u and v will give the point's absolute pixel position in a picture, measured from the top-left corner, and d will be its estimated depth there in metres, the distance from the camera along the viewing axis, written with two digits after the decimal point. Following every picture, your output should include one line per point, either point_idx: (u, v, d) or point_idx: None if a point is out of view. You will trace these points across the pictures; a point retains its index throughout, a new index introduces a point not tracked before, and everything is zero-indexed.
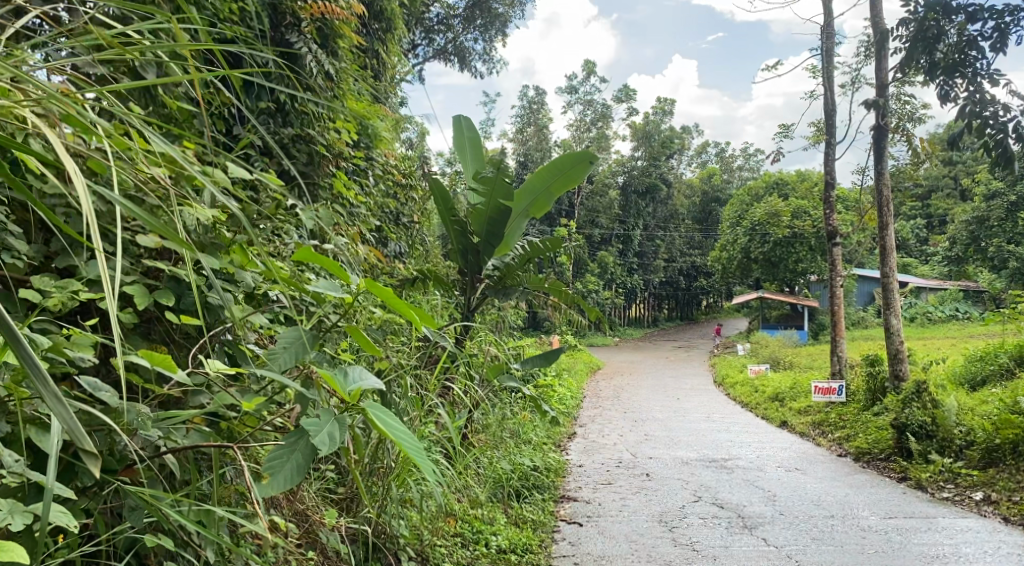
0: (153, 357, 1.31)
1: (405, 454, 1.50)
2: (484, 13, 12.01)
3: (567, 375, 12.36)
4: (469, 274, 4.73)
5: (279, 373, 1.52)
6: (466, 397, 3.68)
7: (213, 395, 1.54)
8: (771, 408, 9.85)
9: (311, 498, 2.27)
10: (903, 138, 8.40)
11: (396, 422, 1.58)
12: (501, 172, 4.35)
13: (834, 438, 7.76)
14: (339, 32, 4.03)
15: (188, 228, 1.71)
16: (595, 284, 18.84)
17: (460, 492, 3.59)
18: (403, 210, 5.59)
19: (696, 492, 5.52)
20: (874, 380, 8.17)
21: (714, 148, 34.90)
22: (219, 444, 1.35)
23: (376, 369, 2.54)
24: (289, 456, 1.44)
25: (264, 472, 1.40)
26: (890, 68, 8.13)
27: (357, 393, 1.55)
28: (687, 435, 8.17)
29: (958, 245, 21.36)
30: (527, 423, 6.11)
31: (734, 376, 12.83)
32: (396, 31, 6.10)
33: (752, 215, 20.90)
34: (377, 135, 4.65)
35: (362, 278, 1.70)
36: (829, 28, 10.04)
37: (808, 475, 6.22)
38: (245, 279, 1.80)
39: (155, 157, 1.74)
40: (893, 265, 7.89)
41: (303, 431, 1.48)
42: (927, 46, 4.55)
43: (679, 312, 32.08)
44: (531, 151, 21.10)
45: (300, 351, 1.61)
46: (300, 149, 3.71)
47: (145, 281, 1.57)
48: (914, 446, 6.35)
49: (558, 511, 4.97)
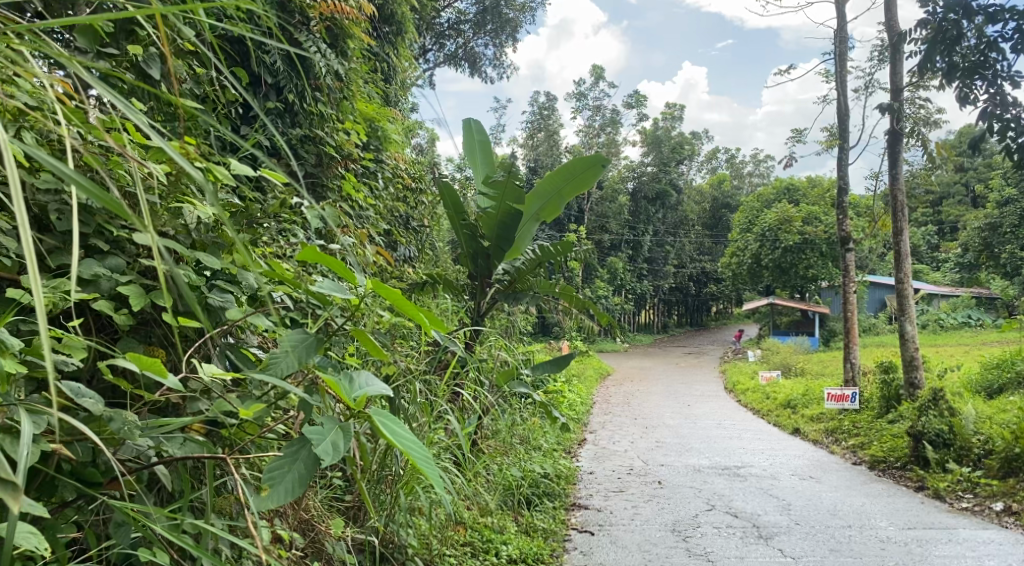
0: (141, 361, 1.24)
1: (414, 464, 1.43)
2: (495, 17, 11.90)
3: (577, 381, 12.25)
4: (479, 278, 4.68)
5: (281, 378, 1.45)
6: (476, 403, 3.61)
7: (211, 402, 1.48)
8: (783, 415, 9.72)
9: (317, 508, 2.22)
10: (919, 143, 8.28)
11: (403, 431, 1.51)
12: (512, 176, 4.28)
13: (849, 446, 7.62)
14: (348, 32, 3.97)
15: (187, 228, 1.69)
16: (605, 289, 18.73)
17: (469, 499, 3.50)
18: (413, 214, 5.52)
19: (709, 501, 5.41)
20: (889, 387, 8.07)
21: (724, 154, 34.76)
22: (213, 455, 1.27)
23: (385, 375, 2.50)
24: (291, 466, 1.36)
25: (264, 484, 1.32)
26: (905, 72, 8.02)
27: (363, 400, 1.48)
28: (699, 441, 8.07)
29: (972, 252, 21.13)
30: (537, 430, 6.02)
31: (746, 383, 12.70)
32: (406, 34, 6.05)
33: (763, 220, 20.77)
34: (387, 136, 4.56)
35: (368, 279, 1.63)
36: (843, 32, 9.94)
37: (823, 484, 6.11)
38: (248, 280, 1.73)
39: (154, 152, 1.72)
40: (909, 271, 7.76)
41: (305, 440, 1.40)
42: (947, 47, 4.36)
43: (688, 319, 31.91)
44: (541, 156, 20.96)
45: (303, 355, 1.53)
46: (309, 150, 3.65)
47: (141, 282, 1.51)
48: (931, 455, 6.22)
49: (569, 519, 4.88)
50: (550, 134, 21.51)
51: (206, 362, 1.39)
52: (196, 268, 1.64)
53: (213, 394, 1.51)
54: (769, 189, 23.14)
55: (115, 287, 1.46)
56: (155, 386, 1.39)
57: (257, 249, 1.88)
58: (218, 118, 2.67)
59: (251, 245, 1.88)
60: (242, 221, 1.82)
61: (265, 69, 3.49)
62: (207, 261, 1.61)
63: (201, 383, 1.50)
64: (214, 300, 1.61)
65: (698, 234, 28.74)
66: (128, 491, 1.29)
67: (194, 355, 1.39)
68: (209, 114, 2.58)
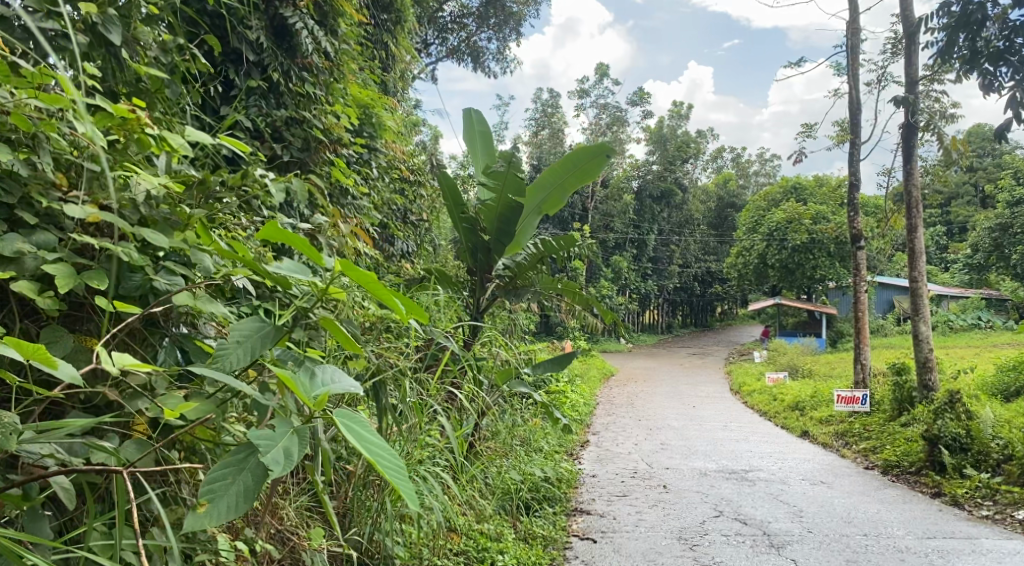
0: (25, 350, 1.06)
1: (385, 477, 1.26)
2: (498, 11, 11.68)
3: (580, 381, 12.02)
4: (479, 273, 4.41)
5: (228, 376, 1.27)
6: (472, 404, 3.40)
7: (151, 400, 1.31)
8: (791, 417, 9.48)
9: (295, 516, 2.03)
10: (934, 136, 7.98)
11: (370, 437, 1.34)
12: (512, 166, 4.13)
13: (860, 450, 7.38)
14: (340, 9, 3.78)
15: (135, 202, 1.47)
16: (609, 287, 18.47)
17: (463, 505, 3.28)
18: (411, 208, 5.31)
19: (717, 507, 5.19)
20: (902, 389, 7.83)
21: (730, 153, 34.50)
22: (104, 469, 1.08)
23: (372, 371, 2.30)
24: (235, 478, 1.18)
25: (200, 499, 1.13)
26: (920, 64, 7.77)
27: (324, 400, 1.31)
28: (705, 444, 7.84)
29: (981, 253, 20.81)
30: (538, 431, 5.82)
31: (752, 384, 12.47)
32: (405, 22, 5.83)
33: (770, 219, 20.47)
34: (382, 123, 4.24)
35: (335, 261, 1.47)
36: (855, 24, 9.68)
37: (835, 489, 5.90)
38: (204, 261, 1.53)
39: (96, 114, 1.51)
40: (924, 269, 7.51)
41: (253, 447, 1.21)
42: (970, 31, 3.82)
43: (694, 320, 31.59)
44: (546, 153, 20.68)
45: (257, 347, 1.34)
46: (295, 133, 3.42)
47: (72, 260, 1.31)
48: (947, 459, 5.98)
49: (571, 525, 4.66)
50: (554, 132, 21.25)
51: (118, 354, 1.20)
52: (143, 246, 1.43)
53: (157, 390, 1.34)
54: (776, 188, 22.84)
55: (40, 267, 1.26)
56: (61, 384, 1.22)
57: (216, 230, 1.68)
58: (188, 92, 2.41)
59: (209, 224, 1.68)
60: (199, 195, 1.63)
61: (248, 45, 3.28)
62: (153, 240, 1.42)
63: (141, 378, 1.33)
64: (160, 283, 1.42)
65: (704, 233, 28.39)
66: (15, 511, 1.12)
67: (101, 347, 1.20)
68: (178, 85, 2.24)
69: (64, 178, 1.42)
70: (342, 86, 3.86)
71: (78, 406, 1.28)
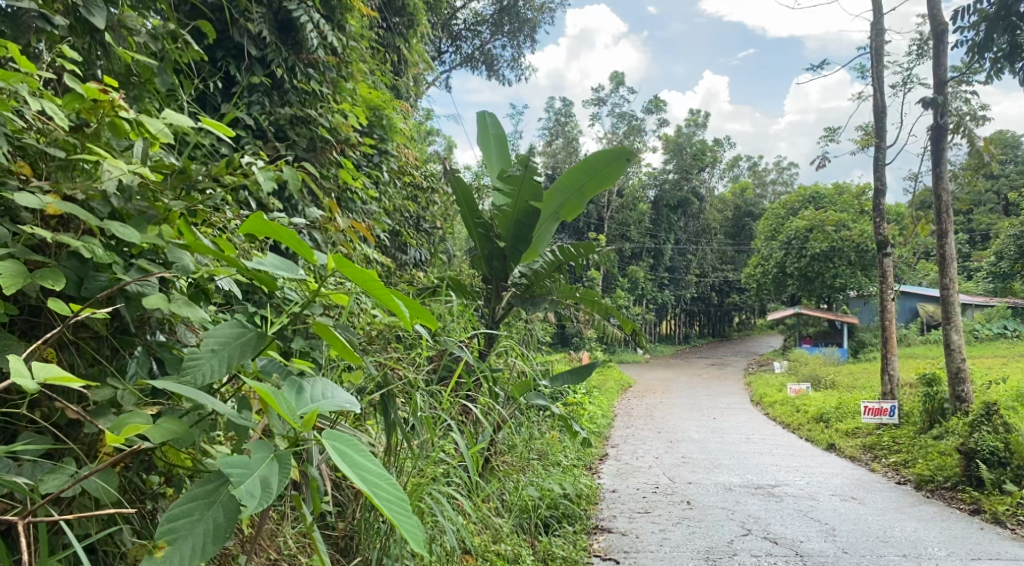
0: None
1: (383, 512, 1.09)
2: (513, 19, 11.47)
3: (598, 393, 11.77)
4: (493, 282, 4.13)
5: (197, 392, 1.10)
6: (488, 417, 3.19)
7: (116, 419, 1.15)
8: (816, 429, 9.17)
9: (295, 542, 1.83)
10: (964, 138, 7.67)
11: (366, 461, 1.18)
12: (529, 171, 3.94)
13: (890, 464, 7.10)
14: (347, 5, 3.64)
15: (105, 194, 1.29)
16: (626, 298, 18.18)
17: (476, 525, 3.08)
18: (425, 214, 5.12)
19: (744, 525, 4.95)
20: (932, 401, 7.48)
21: (746, 162, 34.17)
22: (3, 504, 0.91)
23: (379, 386, 2.08)
24: (203, 515, 1.03)
25: (158, 541, 0.99)
26: (949, 65, 7.51)
27: (311, 420, 1.14)
28: (728, 457, 7.57)
29: (1006, 261, 20.26)
30: (555, 444, 5.58)
31: (773, 395, 12.17)
32: (418, 26, 5.68)
33: (790, 228, 20.12)
34: (394, 125, 4.07)
35: (329, 257, 1.31)
36: (879, 26, 9.41)
37: (867, 505, 5.62)
38: (181, 259, 1.32)
39: (57, 96, 1.34)
40: (955, 276, 7.19)
41: (226, 477, 1.07)
42: (1008, 26, 3.91)
43: (712, 330, 31.17)
44: (561, 163, 20.53)
45: (236, 357, 1.17)
46: (300, 132, 3.26)
47: (25, 258, 1.15)
48: (985, 474, 5.67)
49: (592, 544, 4.44)
50: (569, 141, 21.09)
51: (41, 366, 1.02)
52: (110, 242, 1.26)
53: (122, 408, 1.18)
54: (795, 196, 22.50)
55: None
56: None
57: (200, 226, 1.49)
58: (184, 84, 2.25)
59: (191, 219, 1.48)
60: (178, 186, 1.45)
61: (250, 39, 3.15)
62: (122, 235, 1.23)
63: (106, 394, 1.17)
64: (130, 284, 1.23)
65: (722, 242, 28.03)
66: None
67: (19, 359, 1.02)
68: (171, 76, 2.07)
69: (25, 166, 1.26)
70: (351, 85, 3.70)
71: (30, 427, 1.13)
